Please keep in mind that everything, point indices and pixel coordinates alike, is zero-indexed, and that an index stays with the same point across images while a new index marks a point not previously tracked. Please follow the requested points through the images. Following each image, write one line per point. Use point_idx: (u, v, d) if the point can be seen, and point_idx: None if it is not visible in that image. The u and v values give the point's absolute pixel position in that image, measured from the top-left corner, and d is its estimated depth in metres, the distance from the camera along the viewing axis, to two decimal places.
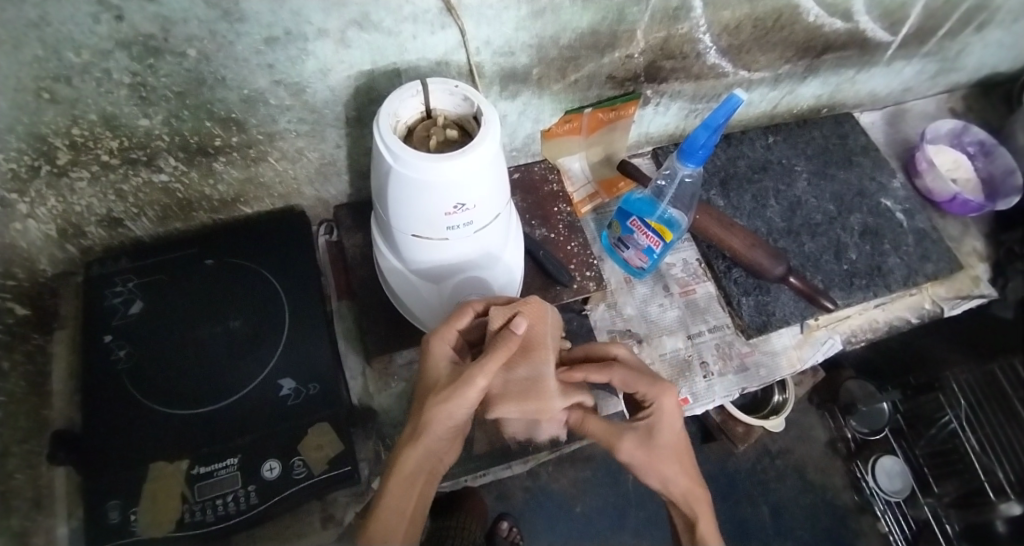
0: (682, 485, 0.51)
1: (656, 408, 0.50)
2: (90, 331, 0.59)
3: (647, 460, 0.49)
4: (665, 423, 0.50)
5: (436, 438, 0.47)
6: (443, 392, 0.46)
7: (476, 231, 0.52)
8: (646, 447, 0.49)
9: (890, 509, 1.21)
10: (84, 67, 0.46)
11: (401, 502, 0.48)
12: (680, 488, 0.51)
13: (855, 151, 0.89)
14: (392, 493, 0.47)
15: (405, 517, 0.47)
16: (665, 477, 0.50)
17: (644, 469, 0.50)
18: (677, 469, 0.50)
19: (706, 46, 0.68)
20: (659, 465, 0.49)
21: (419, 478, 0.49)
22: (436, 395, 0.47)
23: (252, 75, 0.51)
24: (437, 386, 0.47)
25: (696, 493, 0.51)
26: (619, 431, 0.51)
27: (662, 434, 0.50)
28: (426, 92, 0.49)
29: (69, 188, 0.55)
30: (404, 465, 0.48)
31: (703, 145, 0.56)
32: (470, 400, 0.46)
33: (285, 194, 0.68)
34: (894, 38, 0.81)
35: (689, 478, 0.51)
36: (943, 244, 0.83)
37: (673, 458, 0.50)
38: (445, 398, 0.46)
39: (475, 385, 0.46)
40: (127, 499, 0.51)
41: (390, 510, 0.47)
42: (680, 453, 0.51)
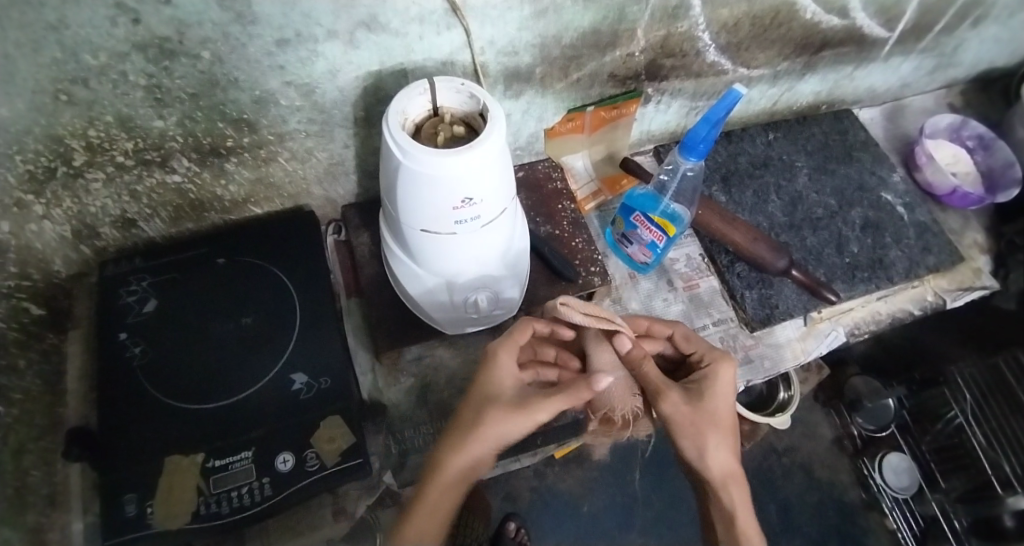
0: (727, 459, 0.54)
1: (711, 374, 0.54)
2: (104, 330, 0.60)
3: (693, 421, 0.52)
4: (718, 392, 0.54)
5: (483, 450, 0.50)
6: (506, 411, 0.49)
7: (484, 226, 0.53)
8: (694, 408, 0.52)
9: (898, 506, 1.21)
10: (101, 69, 0.47)
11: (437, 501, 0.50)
12: (721, 468, 0.53)
13: (854, 147, 0.90)
14: (431, 495, 0.50)
15: (435, 518, 0.50)
16: (713, 448, 0.53)
17: (689, 432, 0.52)
18: (721, 442, 0.53)
19: (705, 44, 0.70)
20: (706, 431, 0.52)
21: (455, 489, 0.51)
22: (500, 411, 0.50)
23: (263, 76, 0.52)
24: (503, 400, 0.50)
25: (736, 479, 0.54)
26: (671, 387, 0.54)
27: (713, 401, 0.53)
28: (433, 90, 0.51)
29: (85, 189, 0.57)
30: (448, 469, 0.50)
31: (703, 139, 0.57)
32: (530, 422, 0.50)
33: (294, 194, 0.69)
34: (891, 34, 0.82)
35: (733, 457, 0.54)
36: (943, 237, 0.84)
37: (721, 431, 0.53)
38: (507, 418, 0.49)
39: (533, 418, 0.50)
40: (144, 492, 0.52)
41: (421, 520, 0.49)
42: (726, 426, 0.53)
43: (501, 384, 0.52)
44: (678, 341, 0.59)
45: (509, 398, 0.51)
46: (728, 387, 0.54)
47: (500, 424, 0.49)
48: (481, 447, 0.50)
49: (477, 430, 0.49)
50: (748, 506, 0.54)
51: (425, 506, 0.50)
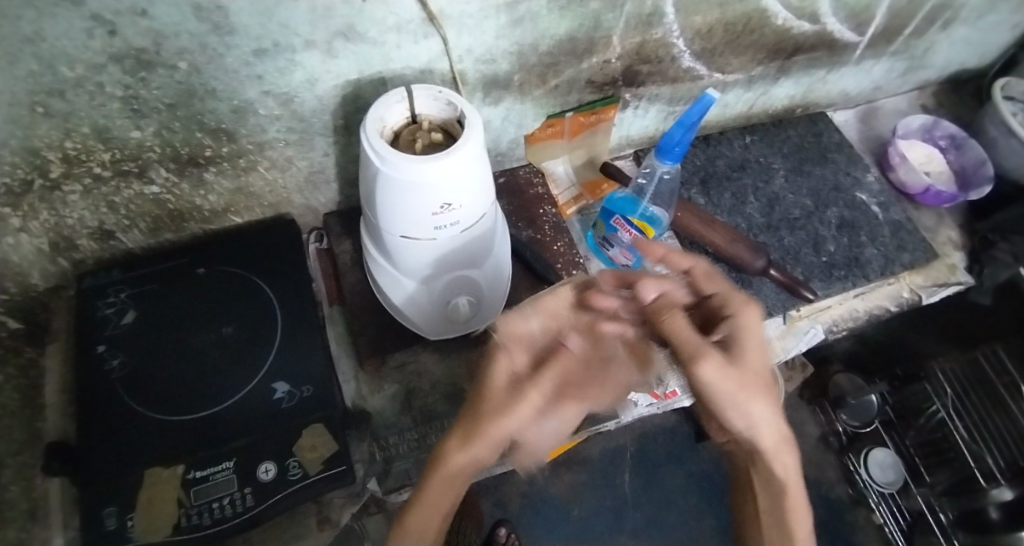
0: (772, 427, 0.49)
1: (741, 327, 0.47)
2: (82, 342, 0.60)
3: (738, 385, 0.46)
4: (754, 346, 0.46)
5: (468, 452, 0.46)
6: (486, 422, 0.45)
7: (463, 231, 0.53)
8: (734, 370, 0.45)
9: (884, 501, 1.22)
10: (77, 81, 0.47)
11: (437, 497, 0.48)
12: (769, 437, 0.50)
13: (829, 148, 0.92)
14: (433, 490, 0.47)
15: (440, 512, 0.48)
16: (755, 414, 0.48)
17: (736, 402, 0.46)
18: (767, 405, 0.48)
19: (680, 50, 0.71)
20: (753, 394, 0.46)
21: (456, 490, 0.48)
22: (494, 416, 0.45)
23: (241, 86, 0.52)
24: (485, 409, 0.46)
25: (785, 447, 0.51)
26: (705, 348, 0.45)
27: (747, 356, 0.46)
28: (411, 98, 0.51)
29: (62, 201, 0.56)
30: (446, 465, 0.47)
31: (678, 142, 0.58)
32: (522, 415, 0.45)
33: (275, 203, 0.69)
34: (862, 38, 0.84)
35: (779, 419, 0.49)
36: (918, 234, 0.86)
37: (764, 392, 0.47)
38: (500, 417, 0.45)
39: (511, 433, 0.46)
40: (123, 506, 0.52)
41: (427, 508, 0.47)
42: (768, 387, 0.48)
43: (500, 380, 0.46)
44: (697, 279, 0.50)
45: (500, 398, 0.45)
46: (760, 336, 0.47)
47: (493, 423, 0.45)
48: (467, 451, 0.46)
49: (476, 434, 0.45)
50: (799, 477, 0.52)
51: (426, 498, 0.47)
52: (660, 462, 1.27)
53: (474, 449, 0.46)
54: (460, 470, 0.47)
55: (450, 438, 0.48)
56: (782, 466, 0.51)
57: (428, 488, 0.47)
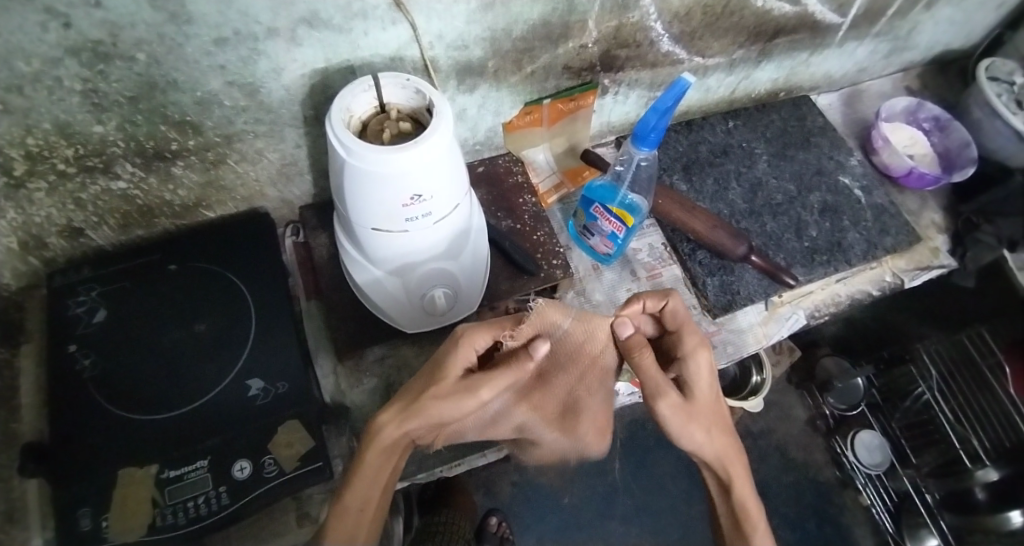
0: (721, 452, 0.52)
1: (693, 370, 0.50)
2: (53, 342, 0.59)
3: (684, 420, 0.48)
4: (701, 384, 0.50)
5: (394, 432, 0.46)
6: (446, 392, 0.46)
7: (435, 223, 0.53)
8: (685, 408, 0.48)
9: (871, 482, 1.24)
10: (34, 76, 0.45)
11: (365, 483, 0.46)
12: (715, 453, 0.51)
13: (813, 132, 0.91)
14: (365, 471, 0.46)
15: (370, 503, 0.46)
16: (703, 443, 0.50)
17: (680, 432, 0.49)
18: (711, 429, 0.50)
19: (658, 34, 0.70)
20: (695, 427, 0.49)
21: (381, 476, 0.47)
22: (436, 389, 0.46)
23: (204, 77, 0.51)
24: (447, 381, 0.46)
25: (733, 459, 0.53)
26: (666, 384, 0.47)
27: (696, 393, 0.50)
28: (378, 86, 0.50)
29: (28, 199, 0.55)
30: (382, 438, 0.46)
31: (654, 128, 0.57)
32: (469, 402, 0.46)
33: (248, 197, 0.68)
34: (844, 19, 0.83)
35: (722, 440, 0.51)
36: (901, 218, 0.85)
37: (708, 418, 0.50)
38: (449, 397, 0.45)
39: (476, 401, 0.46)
40: (98, 506, 0.51)
41: (357, 492, 0.46)
42: (721, 417, 0.52)
43: (468, 354, 0.47)
44: (666, 316, 0.50)
45: (453, 381, 0.46)
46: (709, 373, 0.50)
47: (445, 401, 0.45)
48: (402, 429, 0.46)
49: (416, 407, 0.45)
50: (747, 480, 0.54)
51: (355, 492, 0.46)
52: (651, 447, 1.27)
53: (408, 427, 0.46)
54: (387, 455, 0.47)
55: (384, 412, 0.46)
56: (736, 474, 0.53)
57: (363, 466, 0.46)
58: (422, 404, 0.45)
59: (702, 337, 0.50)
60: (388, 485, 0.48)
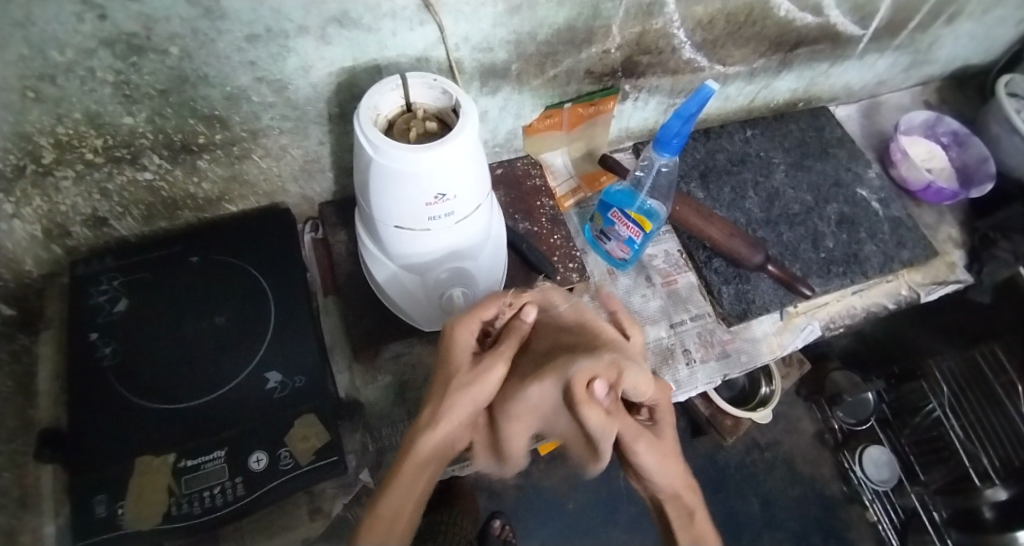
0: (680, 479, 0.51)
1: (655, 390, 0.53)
2: (75, 329, 0.60)
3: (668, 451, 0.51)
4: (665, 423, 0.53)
5: (439, 434, 0.45)
6: (464, 381, 0.45)
7: (457, 223, 0.53)
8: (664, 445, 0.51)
9: (878, 498, 1.23)
10: (69, 65, 0.46)
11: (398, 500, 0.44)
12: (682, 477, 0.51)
13: (831, 143, 0.91)
14: (398, 484, 0.44)
15: (406, 507, 0.44)
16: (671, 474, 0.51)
17: (674, 456, 0.51)
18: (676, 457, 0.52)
19: (681, 41, 0.70)
20: (670, 459, 0.50)
21: (420, 486, 0.45)
22: (455, 380, 0.45)
23: (234, 72, 0.52)
24: (461, 372, 0.46)
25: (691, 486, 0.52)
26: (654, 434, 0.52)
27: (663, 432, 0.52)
28: (405, 86, 0.51)
29: (54, 187, 0.56)
30: (421, 447, 0.45)
31: (676, 134, 0.58)
32: (492, 381, 0.45)
33: (270, 192, 0.69)
34: (865, 31, 0.83)
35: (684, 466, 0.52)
36: (918, 231, 0.85)
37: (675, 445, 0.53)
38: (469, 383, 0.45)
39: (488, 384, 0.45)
40: (115, 493, 0.52)
41: (393, 500, 0.44)
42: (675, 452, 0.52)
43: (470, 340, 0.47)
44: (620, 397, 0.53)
45: (467, 366, 0.46)
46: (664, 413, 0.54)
47: (466, 391, 0.45)
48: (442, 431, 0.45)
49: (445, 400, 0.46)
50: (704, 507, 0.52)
51: (392, 497, 0.44)
52: None
53: (445, 430, 0.45)
54: (430, 462, 0.46)
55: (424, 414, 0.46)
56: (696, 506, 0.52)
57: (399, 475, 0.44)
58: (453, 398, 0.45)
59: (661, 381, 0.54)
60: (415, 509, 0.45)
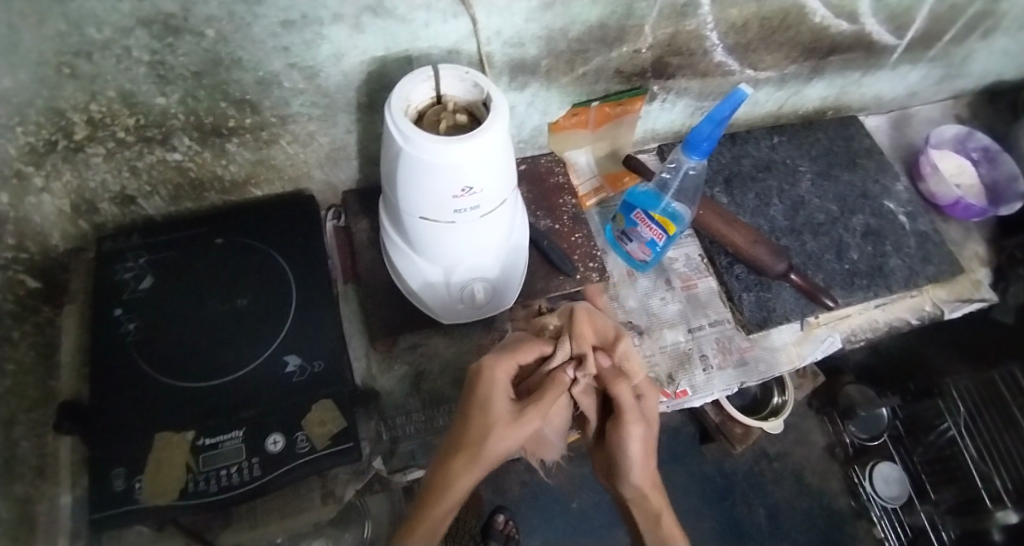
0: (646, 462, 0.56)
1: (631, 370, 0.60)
2: (100, 304, 0.61)
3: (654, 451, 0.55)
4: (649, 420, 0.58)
5: (478, 476, 0.48)
6: (506, 431, 0.47)
7: (482, 216, 0.52)
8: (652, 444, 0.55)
9: (887, 515, 1.22)
10: (105, 43, 0.47)
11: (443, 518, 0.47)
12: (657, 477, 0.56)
13: (859, 154, 0.90)
14: (433, 515, 0.47)
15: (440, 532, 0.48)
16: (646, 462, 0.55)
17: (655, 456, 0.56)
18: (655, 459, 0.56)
19: (713, 43, 0.69)
20: (651, 459, 0.54)
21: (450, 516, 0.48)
22: (499, 427, 0.47)
23: (267, 57, 0.52)
24: (500, 420, 0.48)
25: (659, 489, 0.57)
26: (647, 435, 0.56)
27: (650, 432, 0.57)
28: (437, 77, 0.50)
29: (85, 163, 0.57)
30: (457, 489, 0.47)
31: (706, 137, 0.57)
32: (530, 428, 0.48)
33: (295, 177, 0.69)
34: (900, 41, 0.82)
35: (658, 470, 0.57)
36: (944, 247, 0.83)
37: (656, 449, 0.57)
38: (512, 434, 0.47)
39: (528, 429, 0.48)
40: (133, 467, 0.52)
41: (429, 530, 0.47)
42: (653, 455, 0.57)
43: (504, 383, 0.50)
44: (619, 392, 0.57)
45: (507, 413, 0.48)
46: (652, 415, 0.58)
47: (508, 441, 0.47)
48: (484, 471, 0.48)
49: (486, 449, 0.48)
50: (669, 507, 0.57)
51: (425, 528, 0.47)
52: (663, 460, 1.27)
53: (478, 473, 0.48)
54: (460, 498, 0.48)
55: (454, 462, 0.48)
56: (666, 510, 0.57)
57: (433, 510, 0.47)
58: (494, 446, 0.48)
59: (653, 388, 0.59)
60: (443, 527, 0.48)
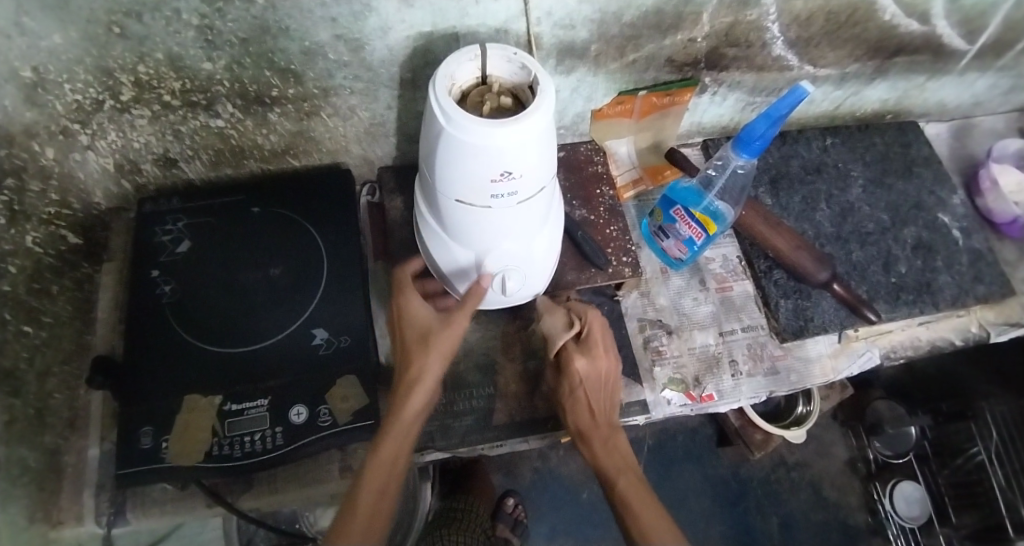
0: (586, 424, 0.59)
1: (587, 323, 0.61)
2: (139, 264, 0.62)
3: (593, 421, 0.59)
4: (591, 386, 0.59)
5: (436, 364, 0.55)
6: (426, 343, 0.56)
7: (519, 203, 0.51)
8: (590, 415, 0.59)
9: (903, 535, 1.16)
10: (155, 5, 0.46)
11: (415, 413, 0.54)
12: (607, 446, 0.59)
13: (916, 162, 0.85)
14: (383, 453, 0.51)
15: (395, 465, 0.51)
16: (581, 428, 0.60)
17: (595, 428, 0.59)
18: (598, 430, 0.59)
19: (773, 36, 0.66)
20: (587, 426, 0.59)
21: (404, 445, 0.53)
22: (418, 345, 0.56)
23: (314, 27, 0.51)
24: (419, 334, 0.56)
25: (614, 463, 0.58)
26: (587, 405, 0.59)
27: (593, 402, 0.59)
28: (484, 57, 0.49)
29: (130, 124, 0.57)
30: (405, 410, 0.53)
31: (760, 136, 0.55)
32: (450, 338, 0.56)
33: (333, 151, 0.69)
34: (971, 46, 0.76)
35: (599, 439, 0.59)
36: (998, 267, 0.79)
37: (603, 418, 0.60)
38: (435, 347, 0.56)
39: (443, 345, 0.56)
40: (160, 427, 0.54)
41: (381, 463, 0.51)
42: (602, 428, 0.60)
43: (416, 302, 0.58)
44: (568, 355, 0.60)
45: (418, 329, 0.57)
46: (596, 386, 0.60)
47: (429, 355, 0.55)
48: (439, 360, 0.55)
49: (432, 341, 0.56)
50: (638, 491, 0.56)
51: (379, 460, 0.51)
52: (677, 459, 1.26)
53: (418, 392, 0.54)
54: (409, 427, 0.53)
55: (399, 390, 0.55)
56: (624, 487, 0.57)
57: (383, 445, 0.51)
58: (438, 337, 0.56)
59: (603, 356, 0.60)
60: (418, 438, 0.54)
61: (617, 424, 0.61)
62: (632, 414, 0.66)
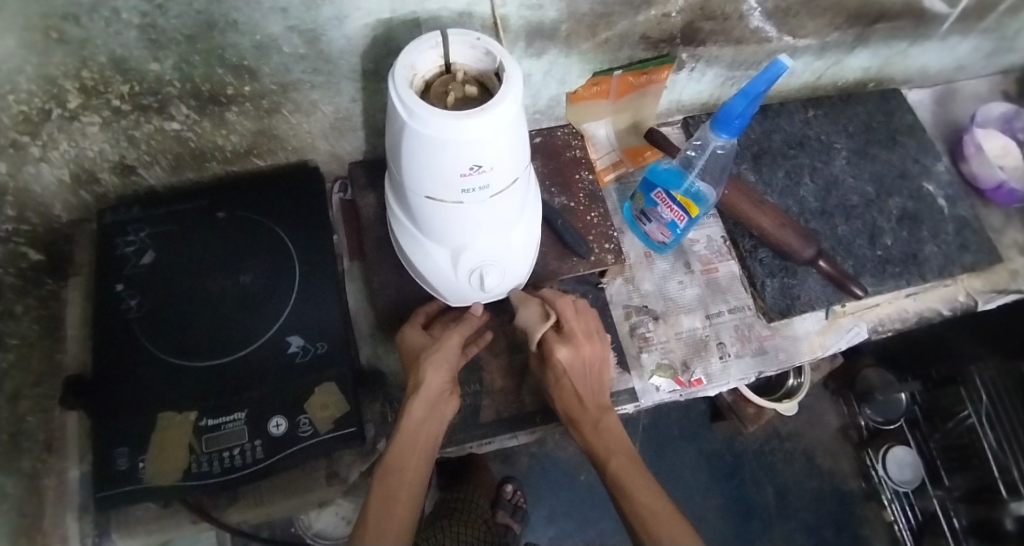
0: (575, 408, 0.58)
1: (561, 311, 0.59)
2: (102, 278, 0.59)
3: (582, 406, 0.58)
4: (577, 375, 0.58)
5: (432, 378, 0.55)
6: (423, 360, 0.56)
7: (492, 196, 0.49)
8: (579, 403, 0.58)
9: (897, 499, 1.20)
10: (92, 5, 0.43)
11: (417, 425, 0.55)
12: (598, 431, 0.58)
13: (900, 131, 0.83)
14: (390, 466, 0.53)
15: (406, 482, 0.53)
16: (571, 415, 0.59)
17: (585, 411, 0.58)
18: (589, 414, 0.58)
19: (750, 7, 0.63)
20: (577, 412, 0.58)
21: (417, 462, 0.54)
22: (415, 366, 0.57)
23: (265, 20, 0.48)
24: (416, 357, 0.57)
25: (607, 448, 0.57)
26: (576, 392, 0.58)
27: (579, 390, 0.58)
28: (446, 44, 0.46)
29: (81, 132, 0.54)
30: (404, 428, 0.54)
31: (739, 114, 0.52)
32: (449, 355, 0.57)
33: (299, 148, 0.66)
34: (952, 10, 0.74)
35: (590, 424, 0.58)
36: (984, 234, 0.78)
37: (592, 402, 0.59)
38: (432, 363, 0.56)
39: (438, 360, 0.56)
40: (135, 447, 0.52)
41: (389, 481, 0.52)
42: (592, 411, 0.58)
43: (415, 329, 0.59)
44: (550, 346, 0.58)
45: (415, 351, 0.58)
46: (581, 373, 0.58)
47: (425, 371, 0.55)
48: (438, 374, 0.56)
49: (424, 359, 0.56)
50: (636, 475, 0.56)
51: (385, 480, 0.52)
52: (671, 437, 1.26)
53: (417, 408, 0.55)
54: (417, 445, 0.54)
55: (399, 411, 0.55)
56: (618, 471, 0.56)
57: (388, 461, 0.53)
58: (431, 353, 0.56)
59: (587, 345, 0.58)
60: (430, 450, 0.55)
61: (607, 406, 0.60)
62: (621, 403, 0.65)
